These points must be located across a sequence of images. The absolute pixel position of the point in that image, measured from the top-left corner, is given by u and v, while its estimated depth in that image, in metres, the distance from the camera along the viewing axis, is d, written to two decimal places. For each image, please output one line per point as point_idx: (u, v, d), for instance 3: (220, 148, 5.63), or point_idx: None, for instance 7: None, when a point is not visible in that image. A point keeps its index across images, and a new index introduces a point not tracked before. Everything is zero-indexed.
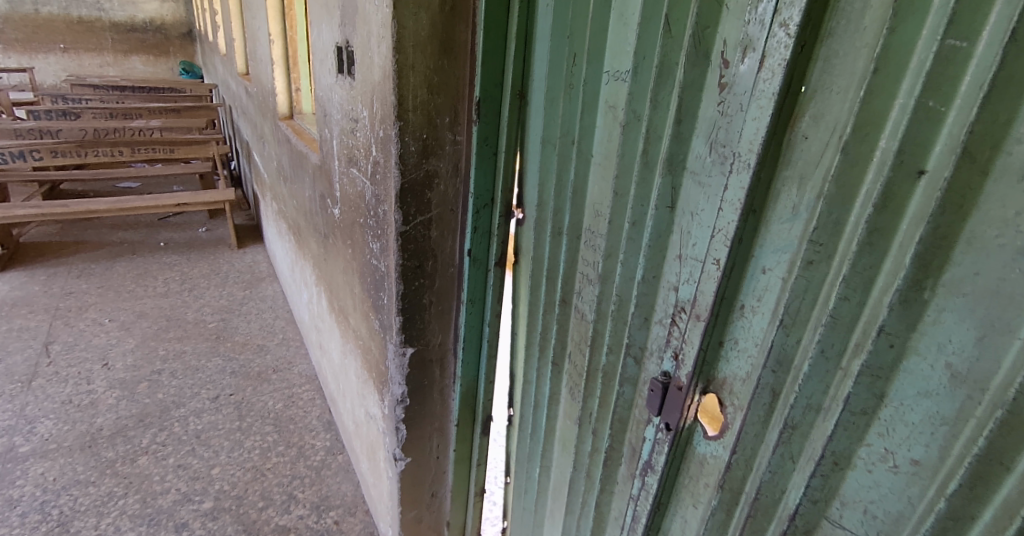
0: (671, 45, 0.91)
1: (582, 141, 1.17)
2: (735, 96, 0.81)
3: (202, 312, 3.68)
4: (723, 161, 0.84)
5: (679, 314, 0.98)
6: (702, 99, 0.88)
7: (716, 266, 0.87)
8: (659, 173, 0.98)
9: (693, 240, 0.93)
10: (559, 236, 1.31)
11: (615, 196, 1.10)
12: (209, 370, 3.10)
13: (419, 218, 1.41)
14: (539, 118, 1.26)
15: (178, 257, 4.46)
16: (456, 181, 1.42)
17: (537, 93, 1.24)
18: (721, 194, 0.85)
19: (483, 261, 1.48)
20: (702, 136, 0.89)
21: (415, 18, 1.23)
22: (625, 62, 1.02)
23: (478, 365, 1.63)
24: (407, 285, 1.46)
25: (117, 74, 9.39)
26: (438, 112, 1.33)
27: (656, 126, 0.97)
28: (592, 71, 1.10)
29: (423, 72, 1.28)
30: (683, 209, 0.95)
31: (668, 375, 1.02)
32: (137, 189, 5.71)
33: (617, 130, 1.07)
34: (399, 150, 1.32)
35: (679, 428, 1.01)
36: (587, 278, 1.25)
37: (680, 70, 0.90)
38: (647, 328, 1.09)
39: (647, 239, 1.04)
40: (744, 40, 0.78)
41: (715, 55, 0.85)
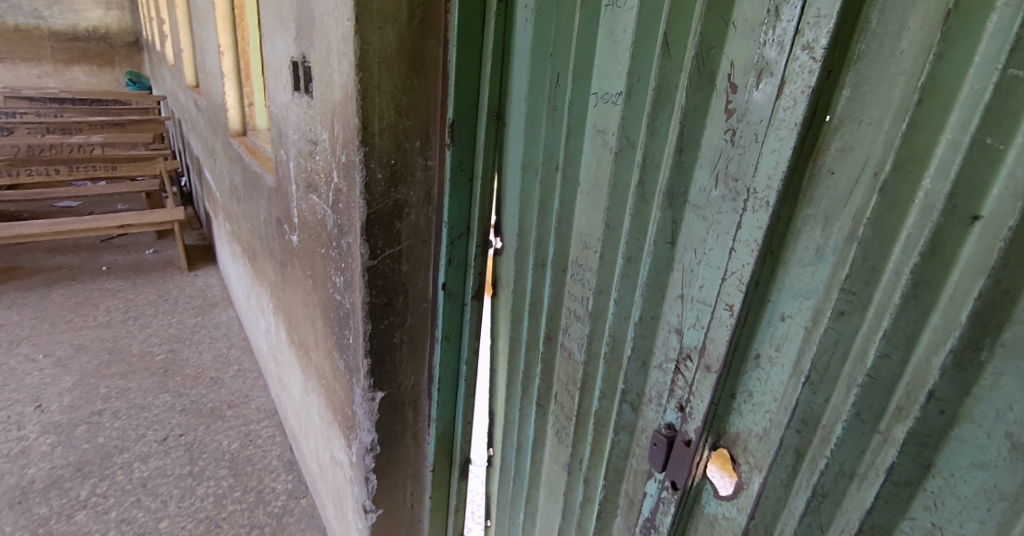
0: (669, 67, 0.83)
1: (567, 168, 1.07)
2: (748, 125, 0.72)
3: (148, 343, 3.41)
4: (735, 196, 0.75)
5: (683, 362, 0.88)
6: (706, 126, 0.80)
7: (729, 313, 0.77)
8: (657, 206, 0.89)
9: (699, 282, 0.84)
10: (543, 269, 1.20)
11: (607, 229, 1.00)
12: (156, 408, 2.86)
13: (387, 251, 1.28)
14: (518, 142, 1.15)
15: (122, 283, 4.16)
16: (428, 210, 1.30)
17: (516, 115, 1.14)
18: (734, 232, 0.76)
19: (459, 294, 1.36)
20: (707, 166, 0.80)
21: (380, 33, 1.11)
22: (616, 84, 0.93)
23: (455, 405, 1.50)
24: (375, 325, 1.33)
25: (58, 85, 8.87)
26: (408, 135, 1.21)
27: (652, 155, 0.88)
28: (578, 92, 1.00)
29: (390, 92, 1.16)
30: (686, 245, 0.86)
31: (673, 428, 0.92)
32: (77, 209, 5.34)
33: (608, 156, 0.97)
34: (365, 178, 1.19)
35: (687, 487, 0.91)
36: (574, 315, 1.15)
37: (681, 94, 0.82)
38: (645, 373, 1.00)
39: (644, 277, 0.94)
40: (757, 63, 0.70)
41: (720, 78, 0.76)
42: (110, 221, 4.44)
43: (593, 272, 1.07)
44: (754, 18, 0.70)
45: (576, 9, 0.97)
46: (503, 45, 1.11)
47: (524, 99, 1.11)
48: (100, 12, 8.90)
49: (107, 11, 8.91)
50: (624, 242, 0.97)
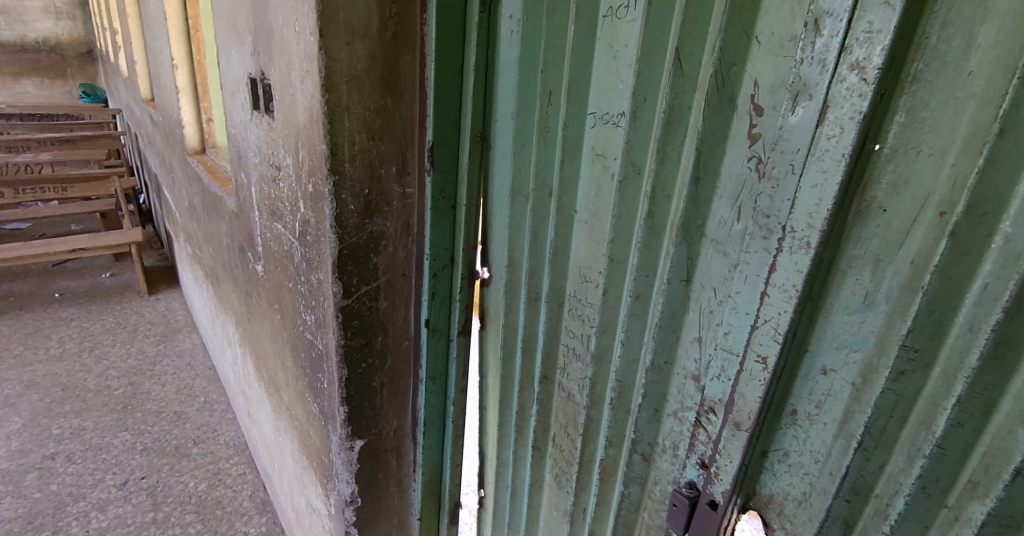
0: (681, 86, 0.73)
1: (562, 195, 0.96)
2: (781, 154, 0.63)
3: (106, 376, 3.18)
4: (764, 234, 0.66)
5: (706, 415, 0.79)
6: (726, 153, 0.70)
7: (762, 366, 0.68)
8: (669, 241, 0.79)
9: (722, 328, 0.74)
10: (536, 303, 1.09)
11: (611, 263, 0.90)
12: (115, 449, 2.64)
13: (363, 288, 1.16)
14: (506, 165, 1.05)
15: (76, 310, 3.90)
16: (407, 241, 1.18)
17: (503, 137, 1.03)
18: (764, 275, 0.66)
19: (444, 331, 1.23)
20: (729, 198, 0.71)
21: (348, 48, 0.99)
22: (618, 104, 0.83)
23: (442, 448, 1.37)
24: (352, 369, 1.21)
25: (4, 100, 8.39)
26: (383, 160, 1.09)
27: (663, 184, 0.78)
28: (573, 112, 0.90)
29: (361, 113, 1.04)
30: (704, 284, 0.77)
31: (694, 487, 0.83)
32: (25, 232, 5.01)
33: (610, 183, 0.87)
34: (335, 210, 1.07)
35: None
36: (574, 355, 1.04)
37: (696, 117, 0.72)
38: (658, 422, 0.89)
39: (656, 319, 0.84)
40: (791, 83, 0.61)
41: (741, 99, 0.67)
42: (61, 244, 4.16)
43: (595, 309, 0.96)
44: (784, 31, 0.61)
45: (569, 21, 0.87)
46: (486, 60, 1.01)
47: (511, 120, 1.01)
48: (49, 23, 8.49)
49: (58, 21, 8.51)
50: (631, 278, 0.87)
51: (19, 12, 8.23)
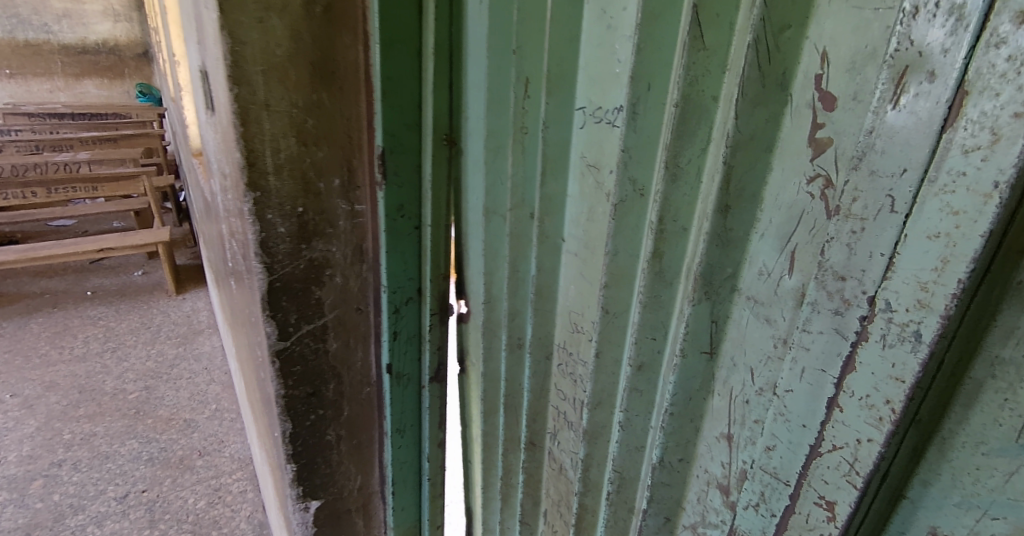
0: (704, 82, 0.64)
1: (544, 217, 0.92)
2: (875, 180, 0.42)
3: (123, 379, 3.15)
4: (834, 306, 0.47)
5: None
6: (771, 167, 0.62)
7: (827, 515, 0.51)
8: (694, 263, 0.70)
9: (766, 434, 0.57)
10: (519, 354, 1.08)
11: (604, 315, 0.85)
12: (121, 458, 2.57)
13: (307, 327, 1.21)
14: (477, 175, 1.03)
15: (106, 309, 3.92)
16: (359, 268, 1.21)
17: (472, 131, 1.02)
18: (830, 372, 0.48)
19: (413, 376, 1.31)
20: (793, 261, 0.62)
21: (268, 32, 0.96)
22: (616, 97, 0.76)
23: (419, 486, 1.45)
24: (300, 419, 1.27)
25: (67, 100, 8.66)
26: (322, 174, 1.09)
27: (674, 212, 0.71)
28: (555, 107, 0.84)
29: (286, 110, 1.02)
30: (732, 351, 0.71)
31: None
32: (70, 229, 5.13)
33: (603, 204, 0.81)
34: (263, 234, 1.09)
35: None
36: (564, 419, 1.02)
37: (725, 116, 0.63)
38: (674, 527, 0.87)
39: (677, 348, 0.75)
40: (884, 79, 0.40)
41: (802, 86, 0.57)
42: (88, 244, 4.08)
43: (587, 373, 0.93)
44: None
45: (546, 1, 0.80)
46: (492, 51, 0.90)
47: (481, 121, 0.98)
48: (108, 25, 8.76)
49: (115, 23, 8.76)
50: (639, 314, 0.79)
51: (80, 16, 8.51)
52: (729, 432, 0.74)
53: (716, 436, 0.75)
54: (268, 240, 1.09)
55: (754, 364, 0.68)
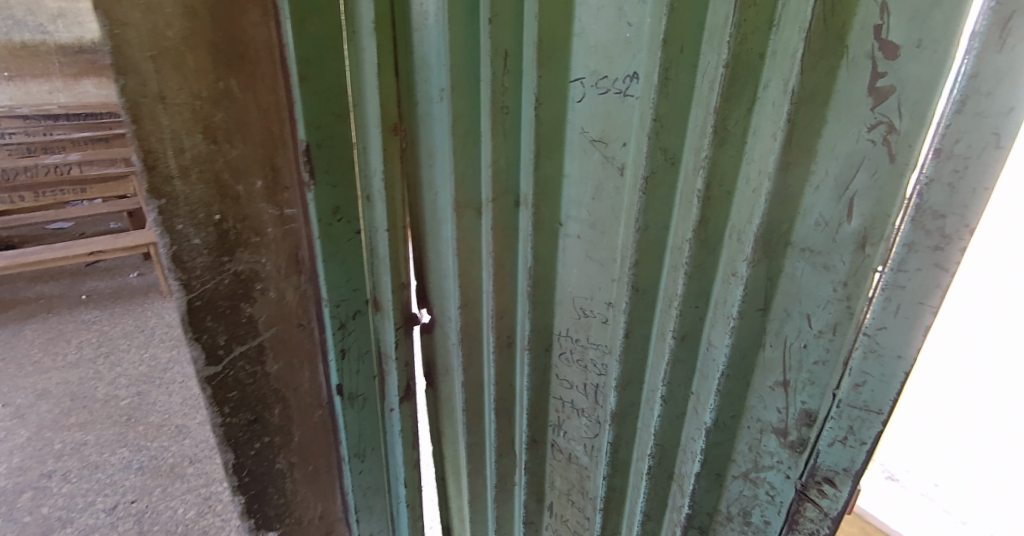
0: (756, 41, 0.64)
1: (540, 200, 0.91)
2: (978, 119, 0.51)
3: (115, 386, 3.10)
4: (933, 243, 0.57)
5: (820, 486, 0.76)
6: (828, 119, 0.63)
7: None
8: (752, 224, 0.70)
9: (850, 374, 0.68)
10: (509, 348, 1.07)
11: (634, 293, 0.85)
12: (110, 468, 2.54)
13: (243, 347, 1.10)
14: (440, 164, 1.02)
15: (100, 313, 3.86)
16: (295, 279, 1.12)
17: (437, 105, 0.98)
18: (927, 302, 0.59)
19: (366, 396, 1.26)
20: (861, 213, 0.64)
21: (157, 13, 0.83)
22: (626, 66, 0.76)
23: (389, 506, 1.42)
24: (242, 450, 1.16)
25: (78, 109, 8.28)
26: (239, 175, 0.98)
27: (721, 176, 0.71)
28: (550, 81, 0.83)
29: (188, 102, 0.89)
30: (785, 304, 0.73)
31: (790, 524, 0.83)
32: (68, 232, 5.08)
33: (617, 175, 0.82)
34: (175, 246, 0.96)
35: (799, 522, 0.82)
36: (574, 409, 1.05)
37: (780, 72, 0.63)
38: (720, 487, 0.90)
39: (733, 310, 0.75)
40: (975, 42, 0.50)
41: (861, 35, 0.59)
42: (80, 248, 4.02)
43: (599, 356, 0.96)
44: None
45: None
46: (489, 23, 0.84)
47: (444, 96, 0.95)
48: None
49: None
50: (681, 283, 0.79)
51: None
52: (783, 379, 0.77)
53: (770, 385, 0.78)
54: (182, 253, 0.97)
55: (813, 311, 0.71)
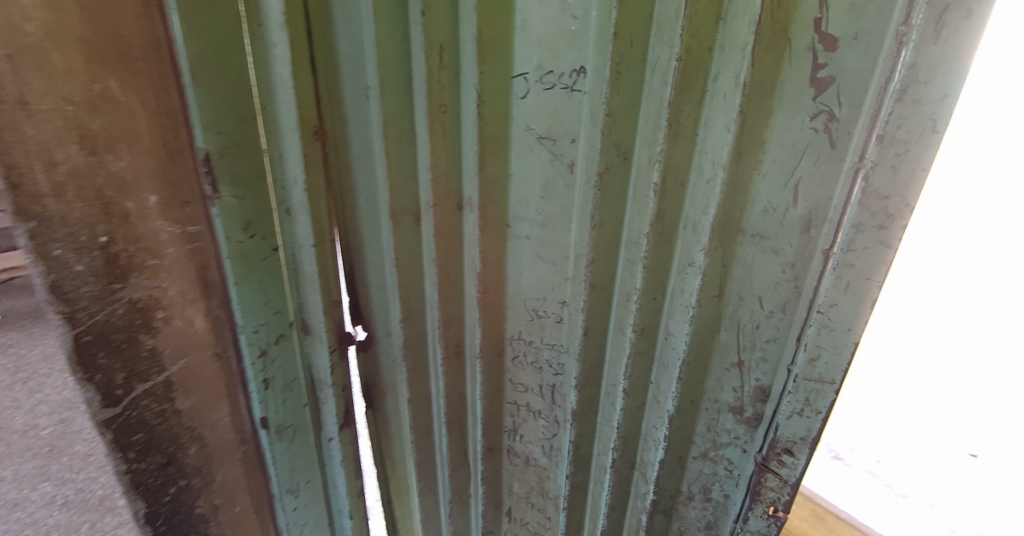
0: (706, 33, 0.64)
1: (485, 203, 0.87)
2: (915, 106, 0.56)
3: (36, 414, 2.66)
4: (878, 223, 0.62)
5: (780, 456, 0.81)
6: (774, 110, 0.67)
7: None
8: (709, 215, 0.71)
9: (804, 349, 0.73)
10: (458, 359, 1.02)
11: (591, 290, 0.84)
12: (31, 505, 2.18)
13: (145, 386, 0.89)
14: (368, 170, 0.90)
15: (16, 335, 3.28)
16: (204, 305, 0.93)
17: (364, 107, 0.85)
18: (873, 277, 0.64)
19: (298, 425, 1.10)
20: (804, 198, 0.69)
21: (8, 1, 0.63)
22: (574, 60, 0.73)
23: None
24: (153, 501, 0.96)
25: None
26: (129, 188, 0.79)
27: (675, 169, 0.72)
28: (492, 78, 0.77)
29: (56, 107, 0.70)
30: (738, 288, 0.77)
31: (753, 499, 0.87)
32: None
33: (567, 172, 0.80)
34: (52, 274, 0.76)
35: (760, 496, 0.85)
36: (531, 411, 1.03)
37: (731, 65, 0.64)
38: (683, 467, 0.94)
39: (692, 298, 0.77)
40: (913, 34, 0.54)
41: (801, 28, 0.62)
42: None
43: (555, 356, 0.95)
44: None
45: None
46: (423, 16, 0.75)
47: (369, 95, 0.84)
48: None
49: None
50: (641, 276, 0.79)
51: None
52: (739, 359, 0.81)
53: (726, 367, 0.83)
54: (61, 283, 0.76)
55: (763, 293, 0.76)
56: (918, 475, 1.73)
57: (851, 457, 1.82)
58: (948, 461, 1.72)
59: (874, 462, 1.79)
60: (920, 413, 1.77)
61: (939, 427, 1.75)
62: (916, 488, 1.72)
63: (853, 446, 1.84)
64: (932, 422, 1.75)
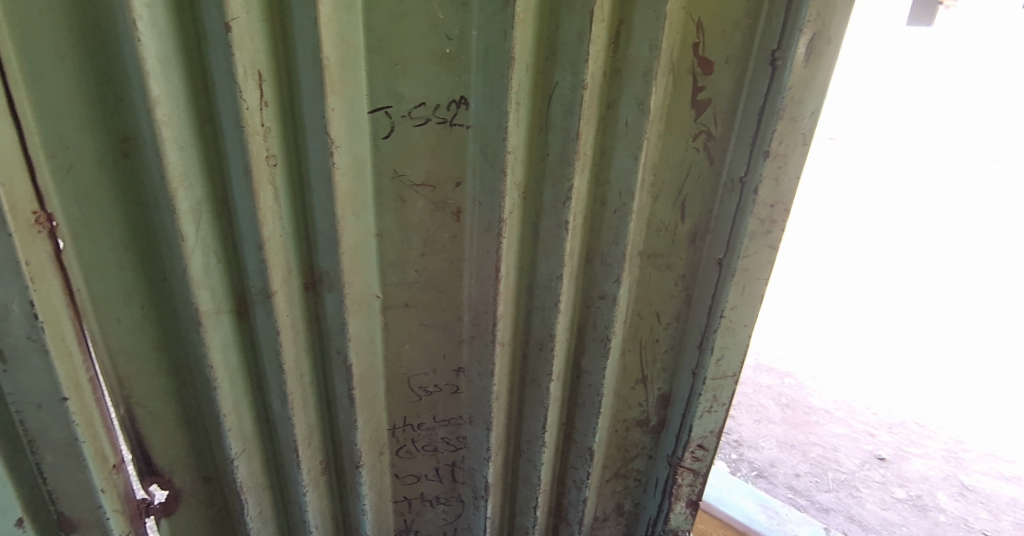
0: (604, 59, 0.59)
1: (352, 276, 0.66)
2: (793, 123, 0.62)
3: None
4: (765, 228, 0.68)
5: (694, 453, 0.85)
6: (662, 133, 0.66)
7: None
8: (620, 245, 0.68)
9: (710, 353, 0.77)
10: (328, 472, 0.79)
11: (499, 348, 0.73)
12: None
13: None
14: (148, 262, 0.60)
15: None
16: None
17: (127, 171, 0.55)
18: (761, 276, 0.71)
19: None
20: (693, 215, 0.71)
21: None
22: (451, 89, 0.60)
23: None
24: None
25: None
26: None
27: (582, 203, 0.66)
28: (346, 118, 0.58)
29: None
30: (637, 310, 0.77)
31: (671, 503, 0.90)
32: None
33: (454, 221, 0.67)
34: None
35: (677, 497, 0.89)
36: (427, 501, 0.88)
37: (634, 90, 0.61)
38: (598, 495, 0.92)
39: (608, 332, 0.74)
40: (787, 61, 0.59)
41: (682, 55, 0.62)
42: None
43: (452, 431, 0.82)
44: None
45: None
46: (230, 31, 0.49)
47: (136, 154, 0.54)
48: None
49: None
50: (558, 321, 0.72)
51: None
52: (641, 376, 0.82)
53: (632, 386, 0.83)
54: None
55: (659, 308, 0.77)
56: (843, 482, 1.86)
57: (774, 472, 1.88)
58: (864, 471, 1.90)
59: (794, 476, 1.87)
60: (824, 430, 2.06)
61: (854, 444, 2.01)
62: (875, 515, 1.75)
63: (776, 462, 1.92)
64: (836, 431, 2.05)
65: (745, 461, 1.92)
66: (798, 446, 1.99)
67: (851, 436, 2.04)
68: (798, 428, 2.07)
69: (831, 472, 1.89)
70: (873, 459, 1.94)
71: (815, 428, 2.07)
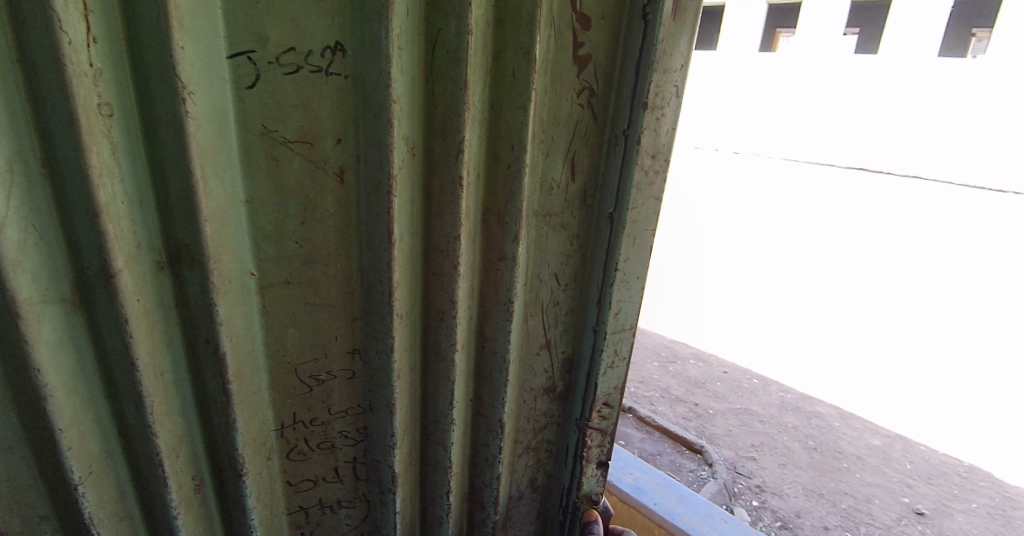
0: (485, 7, 0.58)
1: (219, 248, 0.57)
2: (665, 74, 0.66)
3: None
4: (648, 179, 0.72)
5: (601, 412, 0.87)
6: (549, 88, 0.66)
7: None
8: (515, 202, 0.68)
9: (608, 308, 0.79)
10: (205, 487, 0.68)
11: (398, 321, 0.69)
12: None
13: None
14: None
15: None
16: None
17: None
18: (647, 226, 0.75)
19: None
20: (583, 173, 0.73)
21: None
22: (322, 33, 0.55)
23: None
24: None
25: None
26: None
27: (477, 160, 0.65)
28: (202, 63, 0.50)
29: None
30: (537, 274, 0.76)
31: (582, 467, 0.91)
32: None
33: (340, 184, 0.62)
34: None
35: (588, 460, 0.90)
36: (326, 507, 0.79)
37: (517, 40, 0.61)
38: (512, 473, 0.89)
39: (511, 294, 0.73)
40: (657, 14, 0.63)
41: (562, 8, 0.62)
42: None
43: (350, 423, 0.75)
44: None
45: None
46: None
47: None
48: None
49: None
50: (459, 285, 0.69)
51: None
52: (546, 340, 0.82)
53: (537, 353, 0.82)
54: None
55: (557, 269, 0.78)
56: (874, 515, 2.64)
57: (803, 521, 2.54)
58: (900, 526, 2.58)
59: (823, 528, 2.52)
60: (849, 485, 2.84)
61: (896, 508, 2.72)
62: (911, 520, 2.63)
63: (803, 513, 2.59)
64: (864, 483, 2.88)
65: (769, 508, 2.60)
66: (827, 497, 2.72)
67: (880, 493, 2.80)
68: (827, 476, 2.88)
69: (859, 517, 2.62)
70: (909, 513, 2.68)
71: (849, 476, 2.89)
